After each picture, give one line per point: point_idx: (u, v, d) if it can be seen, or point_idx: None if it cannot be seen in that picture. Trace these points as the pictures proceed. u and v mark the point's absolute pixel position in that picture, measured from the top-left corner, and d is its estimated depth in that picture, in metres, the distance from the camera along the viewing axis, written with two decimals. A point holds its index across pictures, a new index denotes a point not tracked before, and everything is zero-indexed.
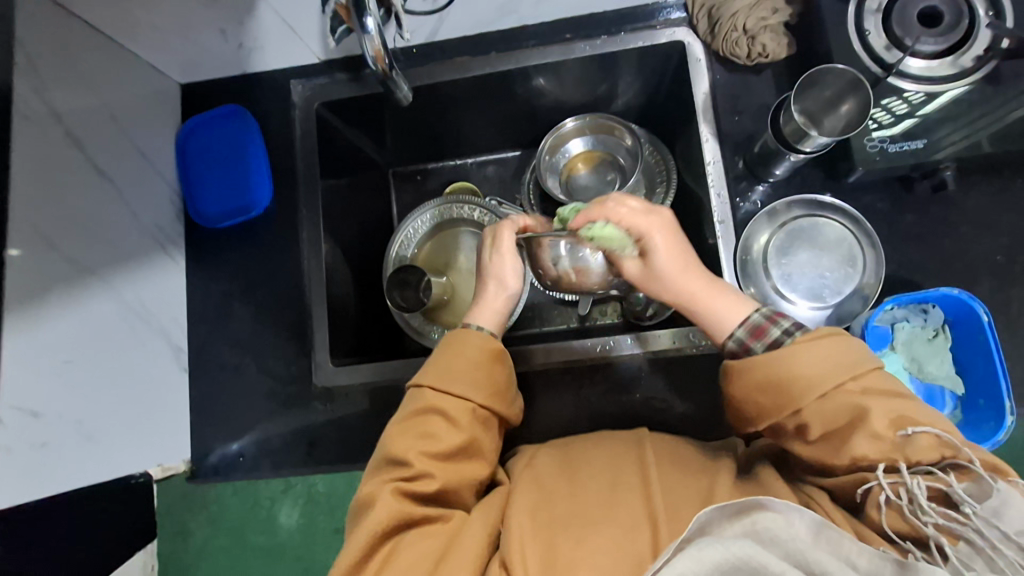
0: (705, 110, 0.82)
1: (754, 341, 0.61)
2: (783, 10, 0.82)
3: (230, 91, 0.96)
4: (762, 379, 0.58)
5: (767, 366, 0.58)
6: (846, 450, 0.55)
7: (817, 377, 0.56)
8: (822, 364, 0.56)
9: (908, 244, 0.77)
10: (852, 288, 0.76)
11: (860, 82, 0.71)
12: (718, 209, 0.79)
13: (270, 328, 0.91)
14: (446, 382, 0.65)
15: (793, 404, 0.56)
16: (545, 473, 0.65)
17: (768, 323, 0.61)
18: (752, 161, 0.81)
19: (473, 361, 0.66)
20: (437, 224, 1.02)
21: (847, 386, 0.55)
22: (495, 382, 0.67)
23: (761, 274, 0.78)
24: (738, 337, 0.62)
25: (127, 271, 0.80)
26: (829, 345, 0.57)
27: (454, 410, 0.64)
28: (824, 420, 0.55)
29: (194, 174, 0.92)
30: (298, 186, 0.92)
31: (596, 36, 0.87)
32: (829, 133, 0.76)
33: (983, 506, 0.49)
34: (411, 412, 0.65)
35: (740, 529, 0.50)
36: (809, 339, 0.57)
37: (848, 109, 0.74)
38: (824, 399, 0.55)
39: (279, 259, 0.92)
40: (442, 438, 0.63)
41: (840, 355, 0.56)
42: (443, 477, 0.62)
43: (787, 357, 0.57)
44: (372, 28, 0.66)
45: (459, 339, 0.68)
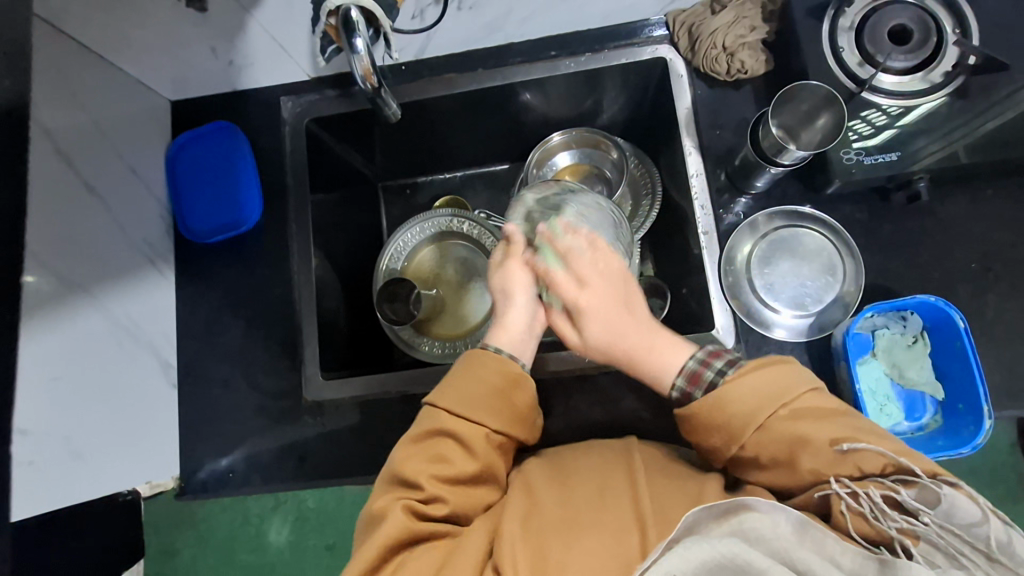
0: (687, 124, 0.84)
1: (693, 389, 0.62)
2: (761, 27, 0.83)
3: (220, 107, 0.97)
4: (704, 426, 0.60)
5: (709, 411, 0.60)
6: (799, 470, 0.57)
7: (751, 412, 0.58)
8: (752, 399, 0.59)
9: (885, 252, 0.80)
10: (832, 296, 0.78)
11: (834, 97, 0.73)
12: (702, 220, 0.81)
13: (260, 342, 0.91)
14: (462, 403, 0.65)
15: (734, 440, 0.59)
16: (536, 480, 0.66)
17: (704, 368, 0.63)
18: (735, 174, 0.83)
19: (493, 383, 0.65)
20: (426, 237, 1.04)
21: (780, 414, 0.58)
22: (515, 408, 0.67)
23: (744, 283, 0.80)
24: (677, 387, 0.63)
25: (115, 287, 0.80)
26: (757, 377, 0.59)
27: (473, 437, 0.64)
28: (772, 448, 0.58)
29: (184, 189, 0.93)
30: (288, 201, 0.93)
31: (581, 53, 0.90)
32: (806, 147, 0.79)
33: (936, 511, 0.52)
34: (426, 434, 0.65)
35: (728, 530, 0.50)
36: (755, 369, 0.60)
37: (825, 122, 0.76)
38: (763, 431, 0.58)
39: (269, 274, 0.93)
40: (456, 463, 0.64)
41: (769, 386, 0.59)
42: (455, 501, 0.63)
43: (720, 400, 0.59)
44: (361, 47, 0.68)
45: (479, 359, 0.67)
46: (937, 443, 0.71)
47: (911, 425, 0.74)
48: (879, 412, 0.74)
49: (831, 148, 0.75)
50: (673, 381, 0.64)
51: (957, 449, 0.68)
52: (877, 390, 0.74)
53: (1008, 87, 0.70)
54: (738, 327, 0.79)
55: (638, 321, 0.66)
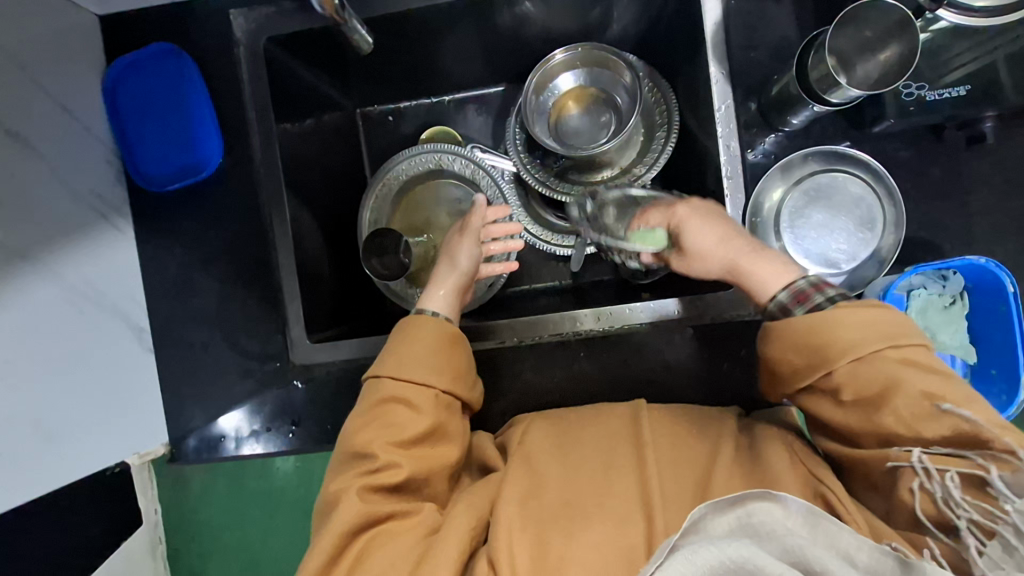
0: (716, 44, 0.72)
1: (795, 306, 0.57)
2: None
3: (157, 24, 0.81)
4: (791, 342, 0.55)
5: (803, 331, 0.54)
6: (880, 421, 0.51)
7: (857, 343, 0.52)
8: (858, 330, 0.52)
9: (932, 200, 0.71)
10: (868, 252, 0.70)
11: (910, 20, 0.60)
12: (726, 162, 0.72)
13: (239, 302, 0.83)
14: (406, 370, 0.64)
15: (825, 365, 0.53)
16: (536, 452, 0.63)
17: (813, 290, 0.57)
18: (769, 106, 0.71)
19: (431, 347, 0.65)
20: (415, 177, 0.94)
21: (886, 354, 0.51)
22: (456, 367, 0.66)
23: (772, 237, 0.71)
24: (778, 300, 0.58)
25: (65, 250, 0.71)
26: (870, 314, 0.53)
27: (419, 399, 0.63)
28: (863, 388, 0.51)
29: (130, 125, 0.80)
30: (252, 140, 0.81)
31: None
32: (860, 83, 0.64)
33: (1022, 501, 0.45)
34: (372, 404, 0.63)
35: (733, 521, 0.48)
36: (857, 307, 0.53)
37: (891, 56, 0.63)
38: (861, 364, 0.52)
39: (242, 226, 0.83)
40: (409, 426, 0.61)
41: (879, 322, 0.52)
42: (412, 466, 0.60)
43: (823, 323, 0.53)
44: None
45: (416, 327, 0.67)
46: None
47: None
48: None
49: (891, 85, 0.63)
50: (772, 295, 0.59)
51: None
52: None
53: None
54: None
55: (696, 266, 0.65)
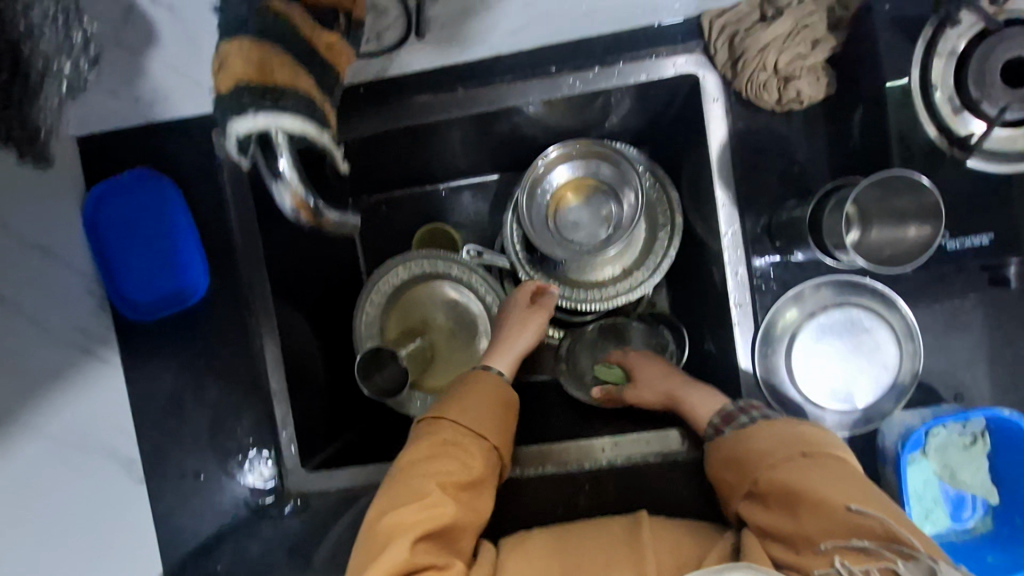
0: (722, 166, 0.68)
1: (724, 428, 0.66)
2: (826, 40, 0.63)
3: (132, 143, 0.76)
4: (724, 456, 0.63)
5: (728, 449, 0.63)
6: (802, 524, 0.54)
7: (768, 451, 0.60)
8: (769, 442, 0.60)
9: (949, 328, 0.68)
10: (883, 384, 0.68)
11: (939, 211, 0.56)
12: (734, 290, 0.69)
13: (232, 428, 0.81)
14: (466, 418, 0.67)
15: (748, 477, 0.60)
16: (532, 552, 0.62)
17: (740, 413, 0.66)
18: (777, 232, 0.68)
19: (492, 404, 0.69)
20: (410, 280, 0.90)
21: (796, 458, 0.58)
22: (505, 432, 0.69)
23: (783, 369, 0.69)
24: (712, 425, 0.67)
25: (46, 401, 0.67)
26: (782, 427, 0.61)
27: (474, 447, 0.65)
28: (777, 492, 0.57)
29: (111, 253, 0.76)
30: (240, 262, 0.78)
31: (588, 67, 0.70)
32: (868, 244, 0.64)
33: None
34: (429, 445, 0.65)
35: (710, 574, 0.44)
36: (772, 424, 0.62)
37: (914, 236, 0.60)
38: (776, 469, 0.58)
39: (234, 349, 0.80)
40: (462, 471, 0.63)
41: (785, 432, 0.60)
42: (458, 513, 0.60)
43: (743, 436, 0.62)
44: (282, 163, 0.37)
45: (479, 380, 0.72)
46: (984, 558, 0.65)
47: (957, 529, 0.67)
48: (925, 518, 0.66)
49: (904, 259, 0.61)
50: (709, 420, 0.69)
51: None
52: (924, 495, 0.66)
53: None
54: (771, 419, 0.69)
55: (654, 381, 0.80)
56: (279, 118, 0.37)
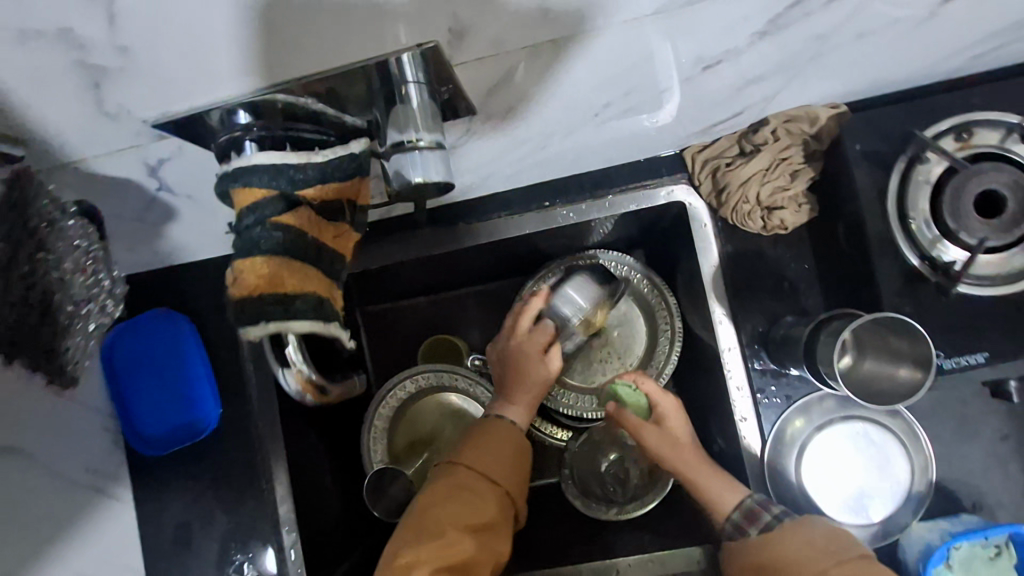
0: (713, 286, 0.70)
1: (749, 528, 0.62)
2: (804, 169, 0.67)
3: (152, 285, 0.81)
4: (753, 569, 0.59)
5: (754, 556, 0.60)
6: None
7: (803, 562, 0.56)
8: (803, 549, 0.57)
9: (963, 438, 0.67)
10: (899, 496, 0.67)
11: (928, 364, 0.56)
12: (738, 406, 0.69)
13: (239, 560, 0.79)
14: (484, 464, 0.66)
15: None
16: None
17: (761, 510, 0.63)
18: (774, 346, 0.69)
19: (511, 451, 0.68)
20: (417, 392, 0.91)
21: (834, 569, 0.54)
22: (523, 480, 0.68)
23: (794, 482, 0.68)
24: (733, 520, 0.63)
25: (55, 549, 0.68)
26: (812, 533, 0.58)
27: (489, 492, 0.64)
28: None
29: (125, 390, 0.79)
30: (250, 390, 0.80)
31: (580, 199, 0.74)
32: (865, 371, 0.64)
33: None
34: (445, 487, 0.63)
35: None
36: (795, 526, 0.59)
37: (906, 376, 0.60)
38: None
39: (241, 477, 0.81)
40: (478, 513, 0.61)
41: (822, 542, 0.57)
42: (477, 551, 0.59)
43: (769, 541, 0.59)
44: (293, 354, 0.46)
45: (501, 428, 0.69)
46: None
47: None
48: None
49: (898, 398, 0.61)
50: (730, 514, 0.64)
51: None
52: None
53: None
54: None
55: (688, 455, 0.69)
56: (293, 325, 0.41)
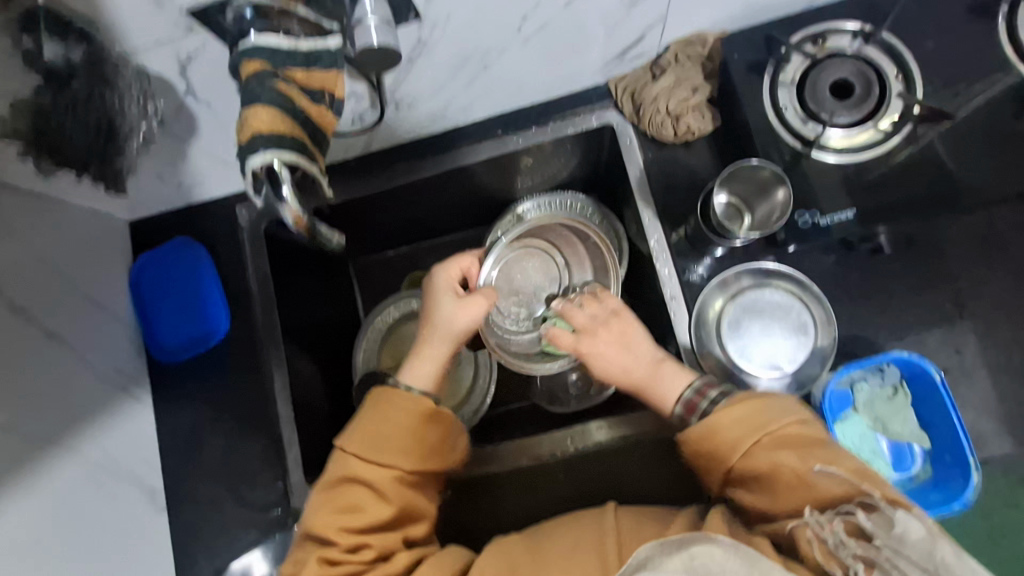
0: (641, 188, 0.84)
1: (691, 416, 0.70)
2: (703, 86, 0.81)
3: (175, 223, 0.96)
4: (695, 452, 0.67)
5: (698, 438, 0.66)
6: (781, 495, 0.62)
7: (735, 440, 0.65)
8: (739, 427, 0.65)
9: (857, 301, 0.79)
10: (807, 352, 0.77)
11: (783, 175, 0.73)
12: (668, 285, 0.81)
13: (245, 456, 0.91)
14: (364, 451, 0.67)
15: (722, 464, 0.66)
16: (514, 542, 0.68)
17: (699, 397, 0.70)
18: (693, 236, 0.81)
19: (400, 425, 0.69)
20: (402, 318, 1.04)
21: (762, 442, 0.64)
22: (426, 445, 0.70)
23: (717, 347, 0.79)
24: (677, 412, 0.71)
25: (89, 427, 0.80)
26: (744, 410, 0.65)
27: (378, 478, 0.67)
28: (751, 471, 0.64)
29: (150, 310, 0.93)
30: (256, 307, 0.93)
31: (527, 128, 0.89)
32: (761, 217, 0.80)
33: (890, 535, 0.53)
34: (336, 480, 0.67)
35: (681, 564, 0.54)
36: (735, 403, 0.66)
37: (782, 197, 0.76)
38: (747, 457, 0.64)
39: (247, 383, 0.93)
40: (369, 510, 0.66)
41: (753, 418, 0.65)
42: (379, 542, 0.66)
43: (712, 430, 0.65)
44: (287, 193, 0.57)
45: (388, 401, 0.70)
46: (929, 498, 0.71)
47: (901, 477, 0.75)
48: (868, 468, 0.74)
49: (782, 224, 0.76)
50: (677, 400, 0.72)
51: (948, 505, 0.69)
52: (862, 446, 0.75)
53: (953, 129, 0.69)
54: None
55: (640, 354, 0.76)
56: (282, 154, 0.55)
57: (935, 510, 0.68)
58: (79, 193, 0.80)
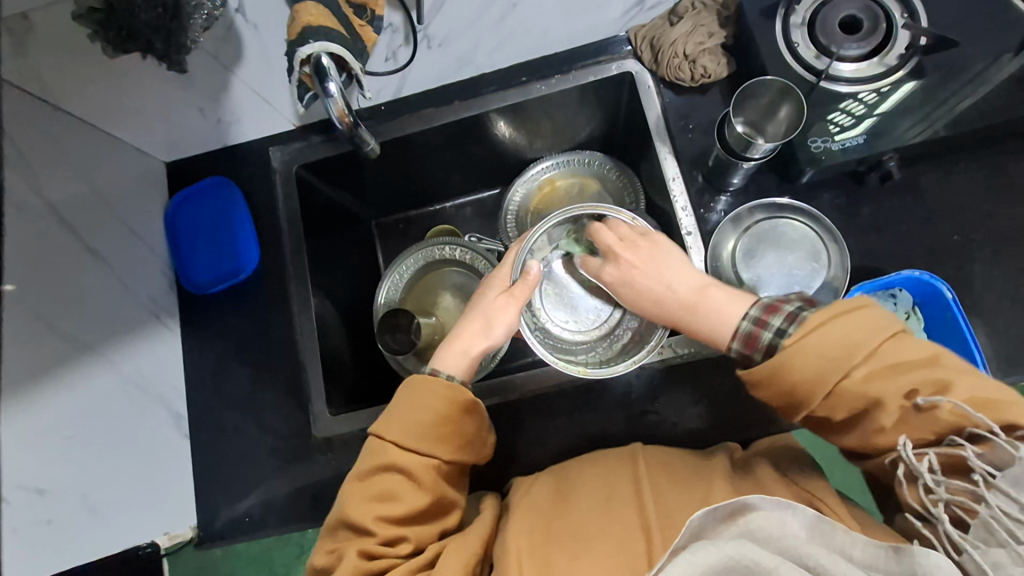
0: (659, 132, 0.87)
1: (752, 351, 0.61)
2: (719, 33, 0.86)
3: (210, 165, 1.00)
4: (772, 392, 0.58)
5: (772, 379, 0.58)
6: (872, 431, 0.56)
7: (815, 378, 0.55)
8: (824, 360, 0.55)
9: (868, 234, 0.82)
10: (820, 281, 0.79)
11: (790, 87, 0.76)
12: (684, 221, 0.84)
13: (267, 388, 0.93)
14: (408, 435, 0.64)
15: (806, 406, 0.57)
16: (538, 499, 0.64)
17: (759, 328, 0.61)
18: (711, 174, 0.85)
19: (438, 412, 0.64)
20: (421, 268, 1.05)
21: (854, 375, 0.54)
22: (461, 436, 0.66)
23: (733, 279, 0.81)
24: (735, 348, 0.63)
25: (123, 344, 0.83)
26: (827, 336, 0.55)
27: (418, 470, 0.63)
28: (839, 411, 0.56)
29: (183, 246, 0.96)
30: (284, 246, 0.96)
31: (551, 76, 0.92)
32: (773, 139, 0.82)
33: (1003, 475, 0.49)
34: (372, 469, 0.64)
35: (735, 531, 0.48)
36: (804, 338, 0.56)
37: (786, 113, 0.80)
38: (832, 395, 0.55)
39: (271, 317, 0.95)
40: (404, 499, 0.62)
41: (848, 341, 0.55)
42: (415, 535, 0.62)
43: (780, 369, 0.56)
44: (334, 90, 0.67)
45: (425, 386, 0.66)
46: None
47: None
48: None
49: (794, 137, 0.79)
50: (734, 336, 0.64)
51: None
52: None
53: (964, 78, 0.71)
54: None
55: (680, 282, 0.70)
56: (329, 44, 0.66)
57: None
58: (132, 134, 0.90)
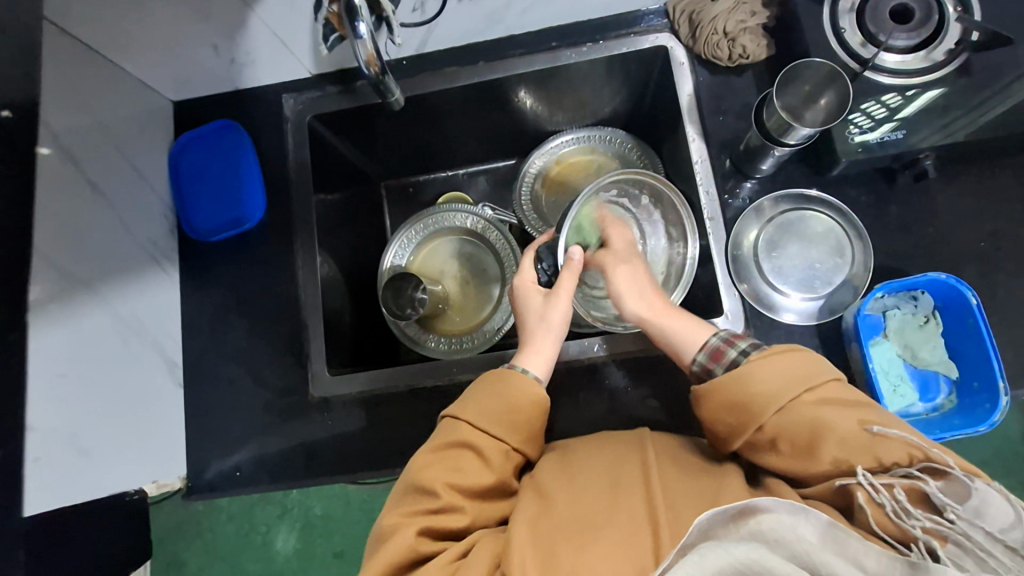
0: (689, 111, 0.85)
1: (714, 365, 0.65)
2: (761, 13, 0.83)
3: (220, 109, 0.97)
4: (722, 401, 0.60)
5: (726, 388, 0.60)
6: (822, 455, 0.55)
7: (775, 393, 0.57)
8: (779, 381, 0.58)
9: (894, 234, 0.80)
10: (841, 277, 0.78)
11: (838, 75, 0.73)
12: (707, 205, 0.82)
13: (265, 342, 0.90)
14: (486, 422, 0.64)
15: (755, 419, 0.58)
16: (544, 478, 0.63)
17: (726, 346, 0.65)
18: (739, 158, 0.82)
19: (516, 405, 0.64)
20: (430, 234, 1.02)
21: (804, 398, 0.57)
22: (532, 428, 0.66)
23: (752, 268, 0.80)
24: (699, 361, 0.67)
25: (118, 284, 0.79)
26: (781, 362, 0.59)
27: (491, 452, 0.63)
28: (788, 429, 0.56)
29: (187, 190, 0.93)
30: (290, 198, 0.93)
31: (582, 44, 0.89)
32: (810, 126, 0.78)
33: (965, 507, 0.50)
34: (444, 447, 0.63)
35: (744, 533, 0.47)
36: (769, 357, 0.60)
37: (826, 102, 0.76)
38: (783, 412, 0.57)
39: (273, 270, 0.92)
40: (472, 477, 0.62)
41: (797, 370, 0.58)
42: (474, 512, 0.61)
43: (741, 379, 0.59)
44: (363, 31, 0.65)
45: (504, 378, 0.67)
46: (953, 422, 0.74)
47: (927, 405, 0.77)
48: (894, 392, 0.76)
49: (835, 125, 0.75)
50: (696, 355, 0.67)
51: (974, 427, 0.72)
52: (889, 370, 0.77)
53: None
54: (747, 311, 0.79)
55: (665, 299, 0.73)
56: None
57: (962, 430, 0.71)
58: (138, 67, 0.86)
